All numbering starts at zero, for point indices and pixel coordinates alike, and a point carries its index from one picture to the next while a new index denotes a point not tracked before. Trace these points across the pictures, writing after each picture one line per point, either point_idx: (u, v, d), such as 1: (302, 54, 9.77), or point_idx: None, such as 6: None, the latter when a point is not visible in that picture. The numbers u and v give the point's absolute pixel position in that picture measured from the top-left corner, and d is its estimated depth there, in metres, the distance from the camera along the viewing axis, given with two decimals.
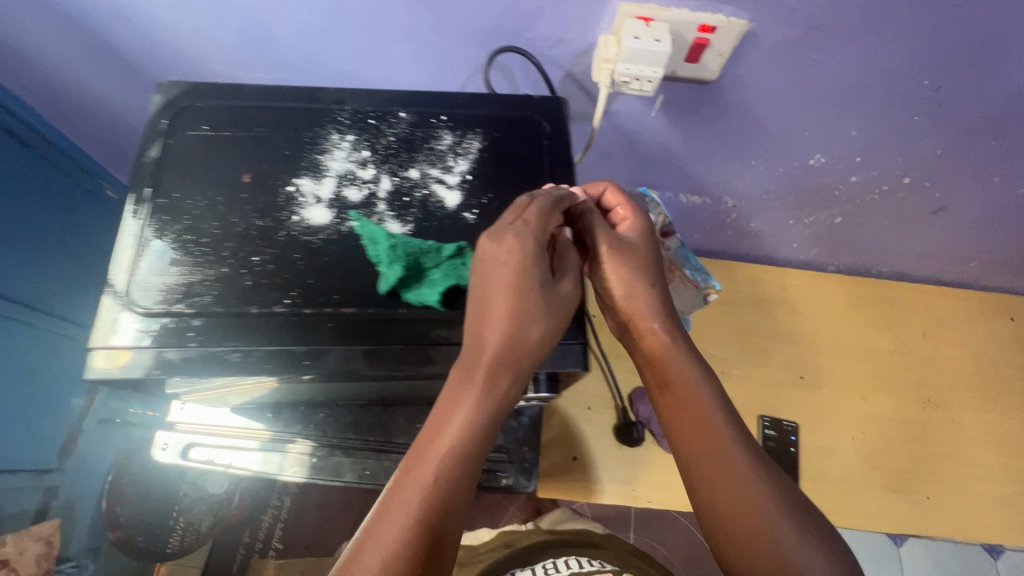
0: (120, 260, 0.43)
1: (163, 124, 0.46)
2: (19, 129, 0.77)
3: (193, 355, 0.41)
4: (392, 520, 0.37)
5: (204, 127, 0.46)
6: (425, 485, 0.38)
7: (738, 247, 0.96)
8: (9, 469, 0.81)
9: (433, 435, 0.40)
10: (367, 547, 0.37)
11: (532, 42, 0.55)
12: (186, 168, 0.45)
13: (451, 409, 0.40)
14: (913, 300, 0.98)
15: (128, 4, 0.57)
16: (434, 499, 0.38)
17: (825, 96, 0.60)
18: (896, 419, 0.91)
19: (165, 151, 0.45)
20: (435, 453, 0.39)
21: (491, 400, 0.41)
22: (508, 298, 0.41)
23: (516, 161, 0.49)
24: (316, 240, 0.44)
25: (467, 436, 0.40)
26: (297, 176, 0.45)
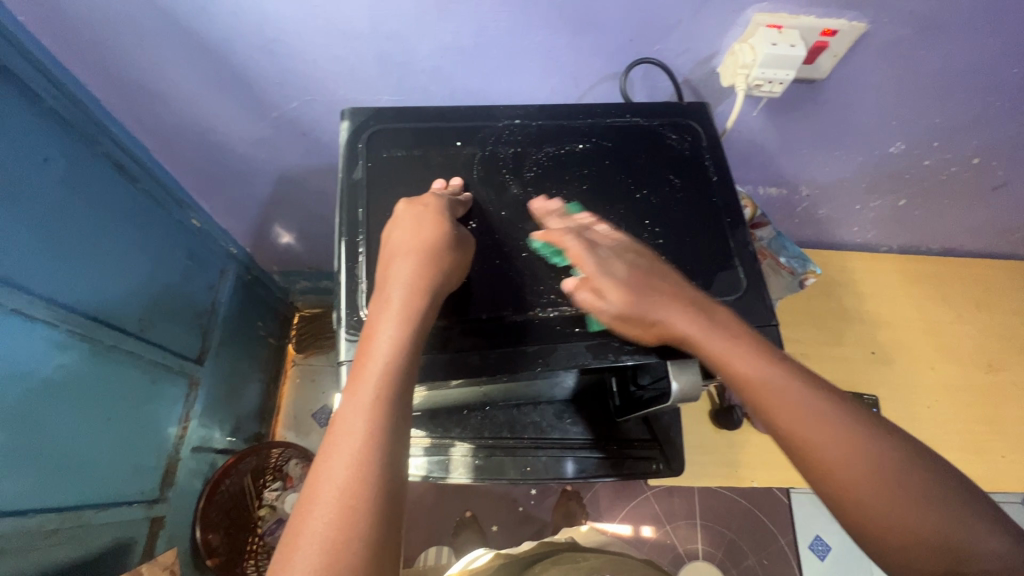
0: (347, 278, 0.46)
1: (359, 147, 0.49)
2: (127, 162, 0.75)
3: (436, 361, 0.45)
4: (342, 448, 0.37)
5: (397, 149, 0.50)
6: (367, 409, 0.38)
7: (801, 234, 1.01)
8: (127, 501, 0.82)
9: (358, 365, 0.40)
10: (321, 478, 0.36)
11: (661, 52, 0.59)
12: (389, 186, 0.48)
13: (372, 335, 0.41)
14: (964, 273, 1.03)
15: (276, 38, 0.60)
16: (371, 440, 0.37)
17: (921, 87, 0.65)
18: (963, 385, 0.97)
19: (368, 172, 0.48)
20: (366, 378, 0.39)
21: (412, 315, 0.42)
22: (415, 246, 0.44)
23: (680, 162, 0.53)
24: (521, 247, 0.48)
25: (398, 354, 0.40)
26: (493, 187, 0.50)
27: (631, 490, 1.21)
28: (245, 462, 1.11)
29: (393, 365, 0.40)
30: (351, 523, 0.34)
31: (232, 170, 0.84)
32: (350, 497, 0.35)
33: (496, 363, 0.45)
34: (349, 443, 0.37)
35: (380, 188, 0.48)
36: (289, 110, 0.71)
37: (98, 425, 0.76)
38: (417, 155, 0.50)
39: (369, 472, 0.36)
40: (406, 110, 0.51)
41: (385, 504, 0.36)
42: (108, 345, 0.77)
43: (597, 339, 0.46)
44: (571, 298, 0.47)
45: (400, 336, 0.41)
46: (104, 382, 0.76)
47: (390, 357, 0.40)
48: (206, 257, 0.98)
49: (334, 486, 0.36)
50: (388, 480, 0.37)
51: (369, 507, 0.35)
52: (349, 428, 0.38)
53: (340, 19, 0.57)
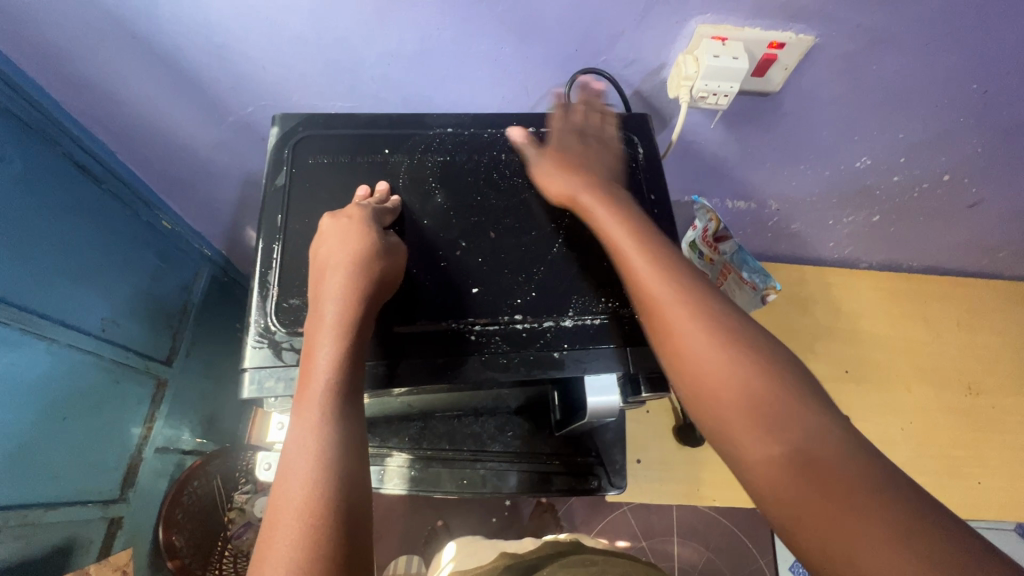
0: (262, 284, 0.45)
1: (285, 154, 0.49)
2: (90, 164, 0.76)
3: None
4: (296, 470, 0.36)
5: (326, 156, 0.49)
6: (316, 427, 0.38)
7: (777, 248, 0.99)
8: (82, 501, 0.82)
9: (302, 384, 0.40)
10: (281, 502, 0.36)
11: (608, 62, 0.59)
12: (312, 193, 0.48)
13: (310, 352, 0.40)
14: (945, 291, 1.01)
15: (224, 44, 0.60)
16: (326, 459, 0.37)
17: (879, 102, 0.64)
18: (941, 407, 0.94)
19: (293, 179, 0.48)
20: (311, 397, 0.39)
21: (349, 328, 0.41)
22: (345, 259, 0.43)
23: (616, 175, 0.53)
24: (444, 255, 0.48)
25: (341, 368, 0.40)
26: (419, 195, 0.49)
27: (606, 504, 1.19)
28: (213, 464, 1.10)
29: (336, 382, 0.39)
30: (314, 541, 0.34)
31: (197, 173, 0.84)
32: (310, 517, 0.35)
33: (406, 374, 0.44)
34: (302, 465, 0.36)
35: (304, 195, 0.48)
36: (245, 116, 0.72)
37: (52, 423, 0.76)
38: (344, 162, 0.49)
39: (327, 492, 0.36)
40: (337, 116, 0.51)
41: (347, 519, 0.35)
42: (66, 344, 0.77)
43: (517, 353, 0.45)
44: (492, 311, 0.46)
45: (341, 351, 0.40)
46: (62, 381, 0.77)
47: (331, 372, 0.39)
48: (177, 259, 0.99)
49: (294, 507, 0.35)
50: (347, 496, 0.36)
51: (331, 526, 0.35)
52: (300, 450, 0.37)
53: (282, 26, 0.57)
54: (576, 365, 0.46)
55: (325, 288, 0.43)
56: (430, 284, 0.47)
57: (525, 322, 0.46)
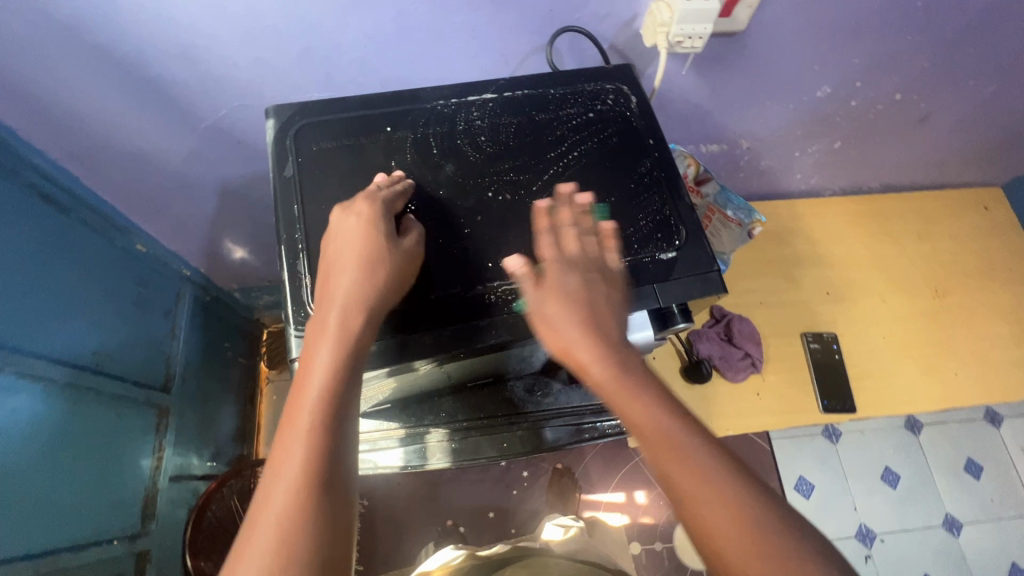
0: (291, 275, 0.45)
1: (289, 144, 0.49)
2: (57, 194, 0.72)
3: (395, 343, 0.45)
4: (283, 468, 0.36)
5: (328, 142, 0.49)
6: (307, 429, 0.37)
7: (749, 187, 1.04)
8: (107, 540, 0.80)
9: (299, 384, 0.39)
10: (268, 491, 0.36)
11: (583, 19, 0.60)
12: (323, 180, 0.48)
13: (310, 353, 0.40)
14: (903, 206, 1.08)
15: (191, 45, 0.58)
16: (312, 462, 0.36)
17: (835, 28, 0.68)
18: (914, 312, 1.02)
19: (301, 168, 0.48)
20: (307, 398, 0.38)
21: (350, 330, 0.41)
22: (354, 260, 0.42)
23: (612, 124, 0.54)
24: (464, 223, 0.48)
25: (341, 362, 0.40)
26: (429, 167, 0.49)
27: (621, 457, 1.23)
28: (228, 486, 1.09)
29: (332, 385, 0.39)
30: (288, 546, 0.33)
31: (170, 187, 0.81)
32: (287, 521, 0.34)
33: (452, 341, 0.46)
34: (288, 466, 0.36)
35: (315, 183, 0.48)
36: (219, 120, 0.69)
37: (63, 465, 0.73)
38: (349, 145, 0.49)
39: (312, 484, 0.35)
40: (331, 101, 0.51)
41: (326, 525, 0.35)
42: (62, 383, 0.74)
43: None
44: None
45: (340, 352, 0.40)
46: (66, 421, 0.74)
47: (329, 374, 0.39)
48: (158, 283, 0.96)
49: (277, 506, 0.35)
50: (327, 502, 0.35)
51: (308, 533, 0.34)
52: (289, 450, 0.36)
53: (253, 18, 0.56)
54: None
55: (330, 284, 0.42)
56: (457, 252, 0.48)
57: None
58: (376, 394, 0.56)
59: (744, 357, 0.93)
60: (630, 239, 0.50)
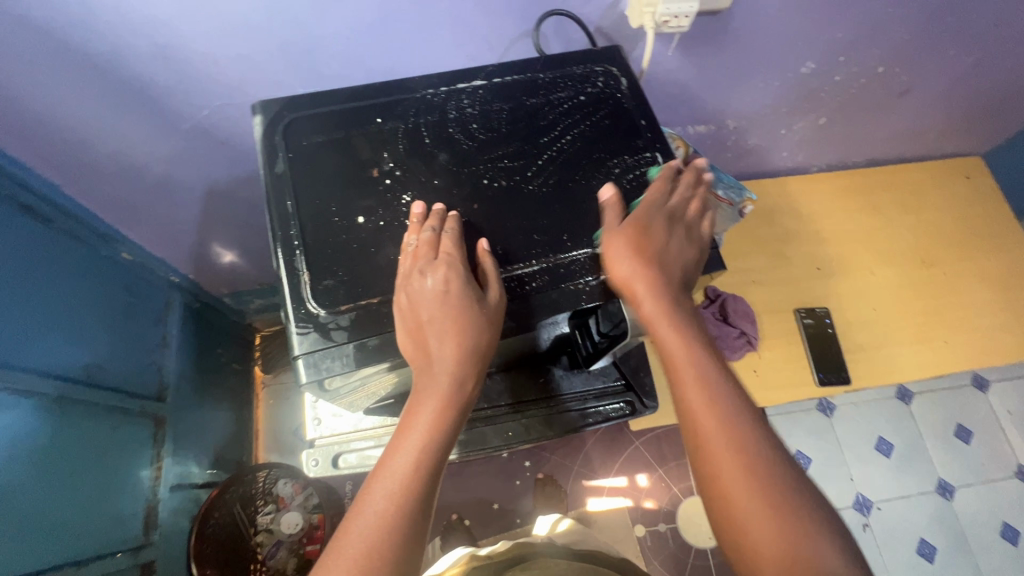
0: (287, 272, 0.44)
1: (277, 140, 0.48)
2: (38, 204, 0.70)
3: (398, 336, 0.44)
4: (386, 479, 0.40)
5: (318, 135, 0.48)
6: (418, 448, 0.41)
7: (737, 167, 1.04)
8: (110, 553, 0.79)
9: (415, 402, 0.42)
10: (367, 499, 0.40)
11: (568, 2, 0.59)
12: (315, 174, 0.47)
13: (433, 373, 0.42)
14: (888, 179, 1.10)
15: (168, 43, 0.56)
16: (414, 480, 0.40)
17: (818, 4, 0.68)
18: (902, 283, 1.04)
19: (292, 163, 0.47)
20: (420, 420, 0.41)
21: (470, 358, 0.43)
22: (450, 284, 0.42)
23: (603, 107, 0.54)
24: (460, 212, 0.48)
25: (455, 391, 0.42)
26: (422, 157, 0.49)
27: (621, 441, 1.24)
28: (230, 491, 1.09)
29: (444, 411, 0.42)
30: (382, 548, 0.37)
31: (154, 192, 0.80)
32: (386, 530, 0.38)
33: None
34: (390, 479, 0.40)
35: (307, 178, 0.47)
36: (201, 120, 0.68)
37: (62, 480, 0.72)
38: (339, 138, 0.48)
39: (415, 490, 0.40)
40: (318, 95, 0.50)
41: (414, 536, 0.39)
42: (54, 397, 0.72)
43: (557, 289, 0.47)
44: (520, 254, 0.47)
45: (456, 380, 0.42)
46: (61, 436, 0.73)
47: (445, 402, 0.42)
48: (146, 291, 0.94)
49: (374, 514, 0.39)
50: (416, 518, 0.39)
51: (400, 543, 0.38)
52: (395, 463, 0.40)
53: (232, 13, 0.54)
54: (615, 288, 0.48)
55: (431, 304, 0.42)
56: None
57: (554, 256, 0.48)
58: (380, 390, 0.56)
59: (739, 336, 0.94)
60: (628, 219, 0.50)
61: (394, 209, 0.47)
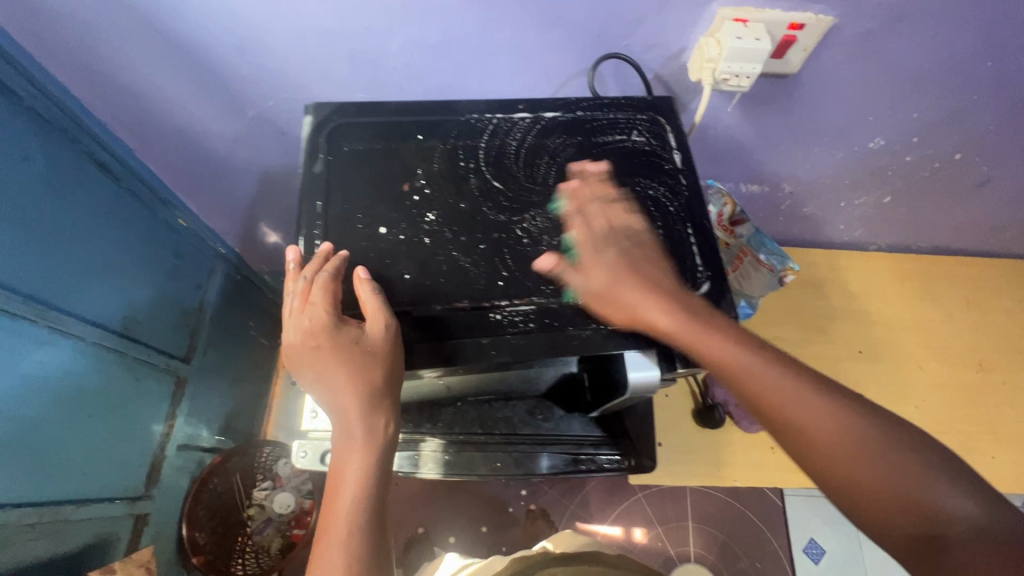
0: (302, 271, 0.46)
1: (322, 141, 0.50)
2: (110, 162, 0.76)
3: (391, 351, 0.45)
4: (334, 540, 0.42)
5: (361, 143, 0.50)
6: (351, 503, 0.43)
7: (788, 232, 1.00)
8: (110, 498, 0.83)
9: (335, 455, 0.44)
10: (318, 561, 0.42)
11: (629, 47, 0.59)
12: (350, 181, 0.49)
13: (341, 423, 0.43)
14: (952, 271, 1.02)
15: (247, 37, 0.60)
16: (357, 533, 0.42)
17: (895, 81, 0.65)
18: (953, 383, 0.96)
19: (330, 165, 0.49)
20: (346, 474, 0.43)
21: (372, 401, 0.43)
22: (329, 339, 0.43)
23: (643, 156, 0.53)
24: (478, 238, 0.48)
25: (370, 437, 0.43)
26: (452, 179, 0.50)
27: (621, 491, 1.19)
28: (232, 462, 1.13)
29: (368, 461, 0.44)
30: None
31: (217, 169, 0.85)
32: None
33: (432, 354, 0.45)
34: (333, 539, 0.42)
35: (342, 182, 0.49)
36: (268, 109, 0.72)
37: (79, 420, 0.76)
38: (379, 149, 0.50)
39: (357, 543, 0.42)
40: (367, 105, 0.52)
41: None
42: (89, 342, 0.77)
43: (556, 331, 0.46)
44: (529, 290, 0.47)
45: (366, 427, 0.43)
46: (88, 378, 0.77)
47: (362, 450, 0.43)
48: (193, 256, 0.99)
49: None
50: (365, 572, 0.41)
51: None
52: (337, 522, 0.42)
53: (307, 17, 0.57)
54: (616, 343, 0.46)
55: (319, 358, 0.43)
56: (469, 264, 0.47)
57: (563, 299, 0.47)
58: None
59: None
60: None
61: (416, 225, 0.48)
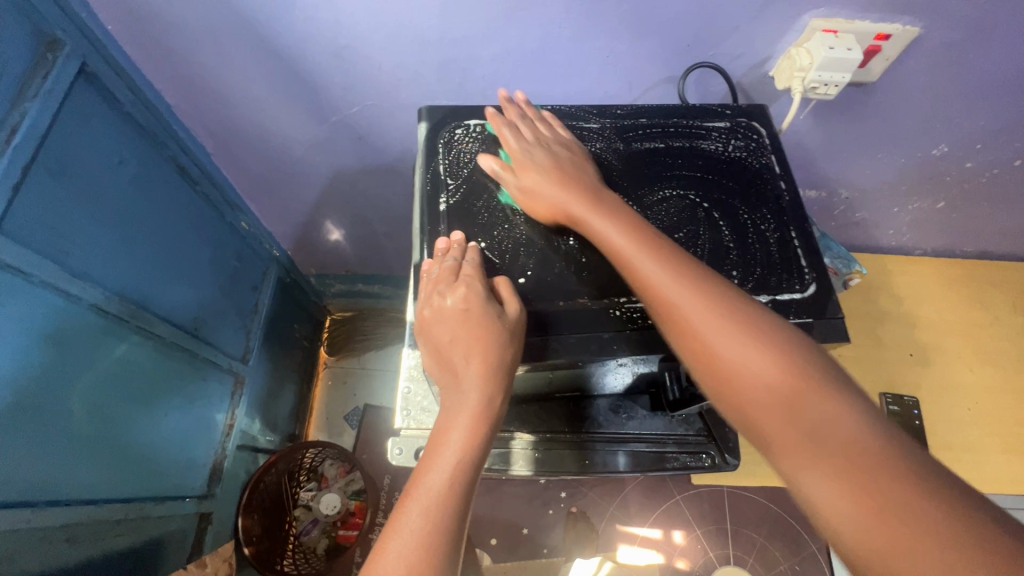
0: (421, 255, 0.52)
1: (443, 145, 0.56)
2: (190, 166, 0.78)
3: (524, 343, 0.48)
4: (423, 497, 0.41)
5: (479, 146, 0.56)
6: (453, 469, 0.43)
7: (838, 237, 1.01)
8: (180, 496, 0.84)
9: (446, 420, 0.45)
10: (402, 517, 0.40)
11: (716, 56, 0.61)
12: (469, 180, 0.55)
13: (462, 392, 0.46)
14: (998, 275, 1.04)
15: (346, 44, 0.62)
16: (450, 498, 0.41)
17: (968, 91, 0.67)
18: (1004, 386, 0.97)
19: (452, 164, 0.55)
20: (451, 443, 0.44)
21: (495, 380, 0.46)
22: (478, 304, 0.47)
23: (742, 161, 0.55)
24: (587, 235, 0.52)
25: (485, 411, 0.45)
26: (560, 179, 0.54)
27: (662, 493, 1.20)
28: (281, 464, 1.11)
29: (474, 436, 0.44)
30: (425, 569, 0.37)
31: (287, 173, 0.87)
32: (425, 548, 0.38)
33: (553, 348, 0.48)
34: (424, 497, 0.41)
35: (462, 182, 0.54)
36: (348, 114, 0.74)
37: (157, 419, 0.77)
38: (493, 151, 0.56)
39: (451, 506, 0.41)
40: (481, 111, 0.58)
41: (446, 557, 0.38)
42: (167, 342, 0.78)
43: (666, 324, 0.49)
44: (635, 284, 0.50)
45: (483, 406, 0.45)
46: (166, 377, 0.79)
47: (476, 422, 0.45)
48: (252, 259, 1.01)
49: (416, 529, 0.39)
50: (449, 537, 0.39)
51: (438, 559, 0.38)
52: (430, 482, 0.42)
53: (408, 26, 0.59)
54: None
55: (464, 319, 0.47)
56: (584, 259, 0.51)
57: None
58: None
59: None
60: (753, 276, 0.50)
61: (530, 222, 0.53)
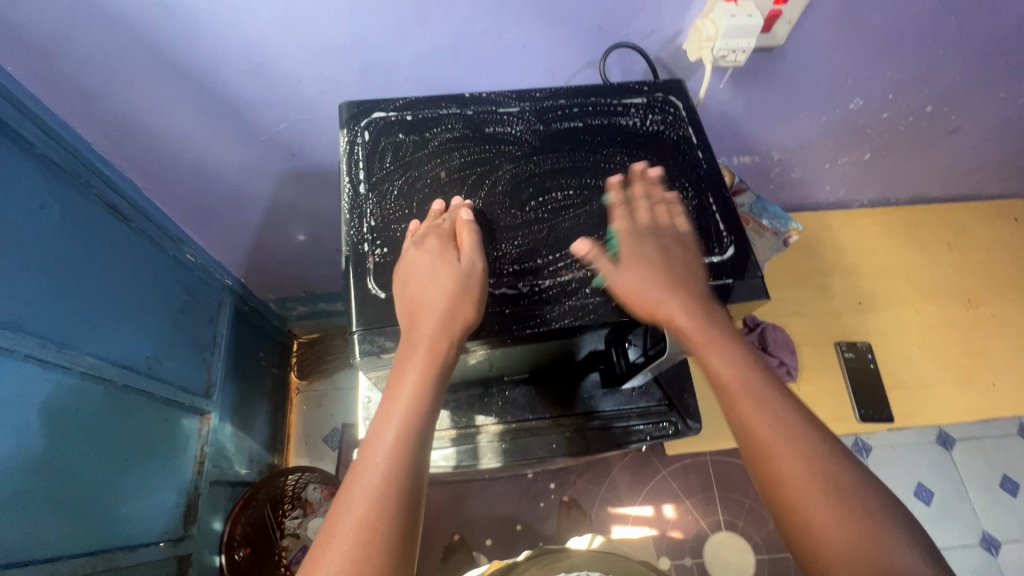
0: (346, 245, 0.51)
1: (364, 134, 0.55)
2: (121, 204, 0.76)
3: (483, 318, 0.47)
4: (377, 451, 0.42)
5: (399, 135, 0.55)
6: (401, 419, 0.43)
7: (779, 198, 1.05)
8: (152, 542, 0.82)
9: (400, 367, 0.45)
10: (358, 472, 0.42)
11: (629, 35, 0.63)
12: (391, 171, 0.54)
13: (418, 328, 0.45)
14: (931, 217, 1.09)
15: (262, 61, 0.62)
16: (400, 451, 0.42)
17: (870, 45, 0.70)
18: (948, 321, 1.02)
19: (373, 155, 0.54)
20: (403, 393, 0.44)
21: (445, 321, 0.45)
22: (441, 258, 0.47)
23: (659, 133, 0.57)
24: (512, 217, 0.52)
25: (439, 353, 0.44)
26: (483, 164, 0.54)
27: (648, 470, 1.22)
28: (261, 493, 1.09)
29: (426, 381, 0.44)
30: (378, 521, 0.39)
31: (226, 199, 0.85)
32: (378, 502, 0.40)
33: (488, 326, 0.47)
34: (379, 449, 0.42)
35: (385, 173, 0.53)
36: (277, 132, 0.73)
37: (117, 465, 0.75)
38: (414, 140, 0.55)
39: (401, 460, 0.42)
40: (400, 101, 0.57)
41: (402, 507, 0.40)
42: (118, 385, 0.76)
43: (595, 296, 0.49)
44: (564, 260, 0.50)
45: (434, 353, 0.44)
46: (122, 422, 0.77)
47: (426, 365, 0.44)
48: (202, 292, 0.99)
49: (370, 483, 0.41)
50: (400, 489, 0.41)
51: (391, 510, 0.40)
52: (385, 432, 0.43)
53: (320, 37, 0.59)
54: None
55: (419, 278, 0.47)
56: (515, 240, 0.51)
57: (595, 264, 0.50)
58: None
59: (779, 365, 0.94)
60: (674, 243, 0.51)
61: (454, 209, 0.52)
